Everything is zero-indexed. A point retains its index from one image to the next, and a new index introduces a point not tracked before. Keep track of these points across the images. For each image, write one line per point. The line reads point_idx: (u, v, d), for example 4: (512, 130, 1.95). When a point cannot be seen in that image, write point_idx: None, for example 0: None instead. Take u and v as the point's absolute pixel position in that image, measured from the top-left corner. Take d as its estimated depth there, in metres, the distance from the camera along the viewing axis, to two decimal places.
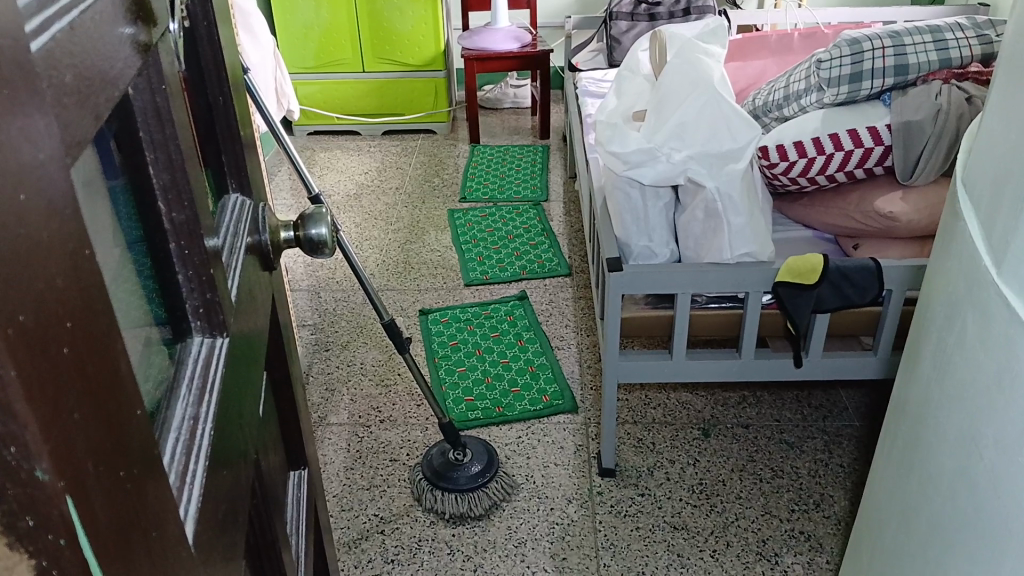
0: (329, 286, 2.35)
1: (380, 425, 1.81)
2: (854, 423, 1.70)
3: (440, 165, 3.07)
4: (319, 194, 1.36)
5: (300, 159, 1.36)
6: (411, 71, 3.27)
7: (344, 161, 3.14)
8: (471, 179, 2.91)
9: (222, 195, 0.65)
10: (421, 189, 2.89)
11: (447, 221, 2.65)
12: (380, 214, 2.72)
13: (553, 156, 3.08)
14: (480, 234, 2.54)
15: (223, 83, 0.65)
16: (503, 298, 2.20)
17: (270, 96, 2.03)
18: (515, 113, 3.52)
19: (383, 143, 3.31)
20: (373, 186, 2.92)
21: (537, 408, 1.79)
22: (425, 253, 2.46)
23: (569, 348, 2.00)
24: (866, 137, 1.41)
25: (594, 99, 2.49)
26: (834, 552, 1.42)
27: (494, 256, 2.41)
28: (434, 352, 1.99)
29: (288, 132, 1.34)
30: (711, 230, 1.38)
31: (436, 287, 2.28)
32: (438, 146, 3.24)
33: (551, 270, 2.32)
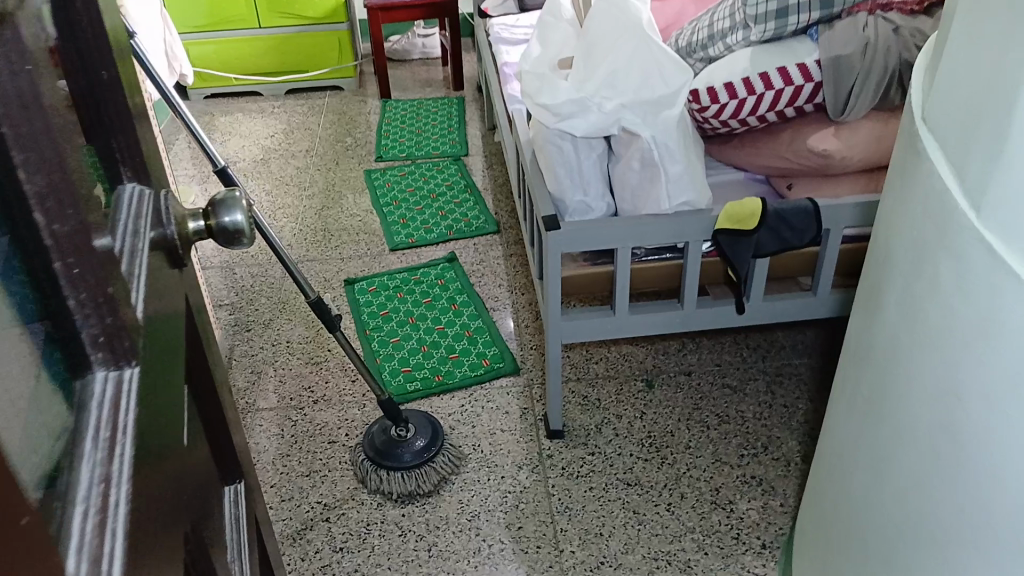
0: (243, 261, 2.22)
1: (314, 406, 1.73)
2: (795, 361, 1.72)
3: (351, 123, 2.93)
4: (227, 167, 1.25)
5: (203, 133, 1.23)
6: (310, 26, 3.09)
7: (247, 126, 2.99)
8: (385, 137, 2.79)
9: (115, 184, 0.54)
10: (333, 150, 2.76)
11: (364, 182, 2.54)
12: (291, 180, 2.59)
13: (469, 108, 2.97)
14: (402, 194, 2.44)
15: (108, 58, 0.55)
16: (432, 261, 2.12)
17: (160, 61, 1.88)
18: (425, 64, 3.39)
19: (288, 103, 3.14)
20: (280, 151, 2.78)
21: (478, 374, 1.74)
22: (344, 220, 2.36)
23: (506, 308, 1.94)
24: (795, 74, 1.37)
25: (509, 47, 2.39)
26: (787, 494, 1.42)
27: (418, 217, 2.32)
28: (365, 324, 1.92)
29: (191, 105, 1.21)
30: (649, 180, 1.32)
31: (360, 255, 2.19)
32: (347, 104, 3.09)
33: (479, 228, 2.24)
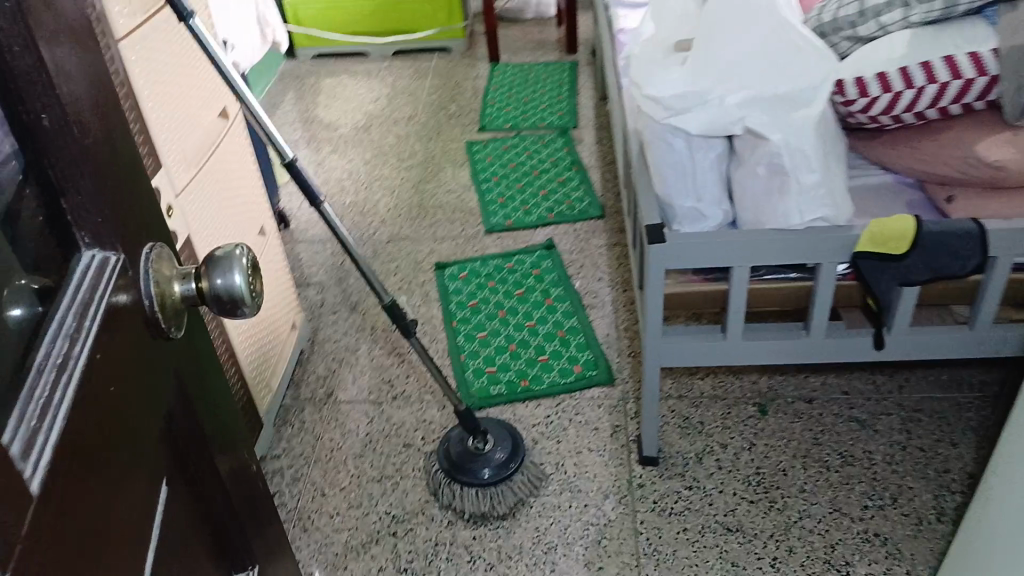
0: (336, 237, 2.15)
1: (392, 402, 1.62)
2: (937, 396, 1.47)
3: (456, 88, 2.80)
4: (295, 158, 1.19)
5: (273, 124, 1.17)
6: None
7: (352, 89, 2.92)
8: (491, 104, 2.64)
9: (43, 305, 0.44)
10: (436, 118, 2.64)
11: (464, 154, 2.41)
12: (392, 151, 2.50)
13: (582, 74, 2.77)
14: (502, 170, 2.30)
15: (65, 99, 0.44)
16: (529, 248, 1.97)
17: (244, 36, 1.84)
18: (539, 24, 3.20)
19: (396, 65, 3.04)
20: (383, 118, 2.70)
21: (567, 381, 1.59)
22: (440, 197, 2.24)
23: (603, 306, 1.77)
24: (965, 66, 1.12)
25: (628, 9, 2.17)
26: (919, 563, 1.21)
27: (518, 197, 2.18)
28: (452, 315, 1.81)
29: (260, 98, 1.15)
30: (775, 190, 1.12)
31: (454, 236, 2.08)
32: (454, 67, 2.95)
33: (581, 211, 2.07)
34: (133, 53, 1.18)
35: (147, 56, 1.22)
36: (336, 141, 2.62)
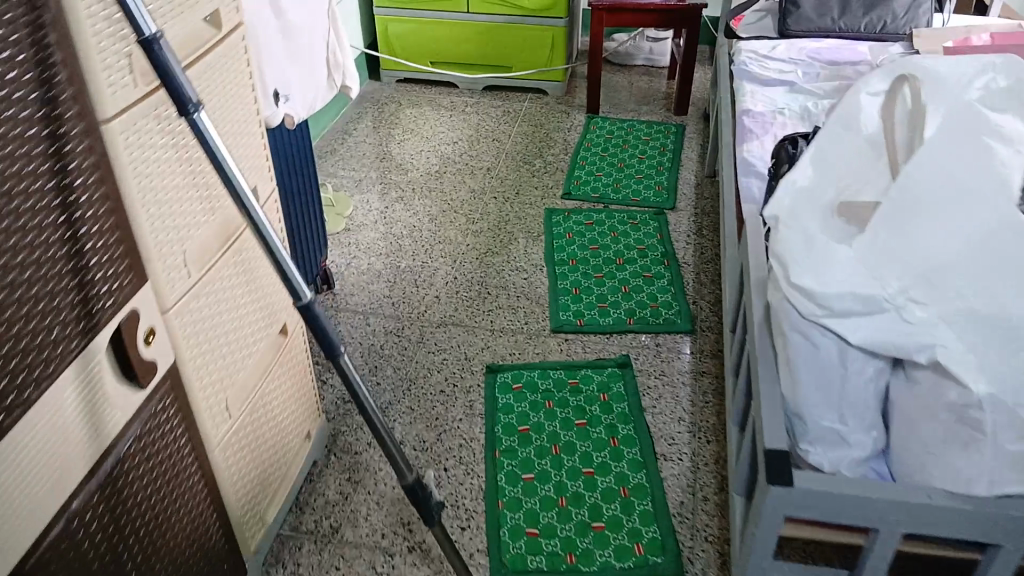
0: (381, 310, 1.89)
1: (407, 555, 1.38)
2: None
3: (545, 140, 2.52)
4: (307, 298, 0.89)
5: (283, 256, 0.86)
6: (525, 17, 2.65)
7: (431, 124, 2.64)
8: (581, 165, 2.33)
9: None
10: (517, 174, 2.35)
11: (542, 224, 2.10)
12: (462, 208, 2.23)
13: (688, 141, 2.44)
14: (582, 252, 1.97)
15: None
16: (599, 362, 1.65)
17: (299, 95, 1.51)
18: (648, 74, 2.88)
19: (483, 102, 2.75)
20: (459, 165, 2.42)
21: (623, 567, 1.26)
22: (507, 275, 1.94)
23: (680, 460, 1.44)
24: None
25: (756, 87, 1.84)
26: None
27: (595, 290, 1.85)
28: (496, 442, 1.51)
29: (275, 227, 0.84)
30: (956, 445, 0.78)
31: (513, 330, 1.78)
32: (546, 113, 2.66)
33: (667, 322, 1.73)
34: (124, 131, 0.88)
35: (139, 134, 0.91)
36: (404, 186, 2.35)
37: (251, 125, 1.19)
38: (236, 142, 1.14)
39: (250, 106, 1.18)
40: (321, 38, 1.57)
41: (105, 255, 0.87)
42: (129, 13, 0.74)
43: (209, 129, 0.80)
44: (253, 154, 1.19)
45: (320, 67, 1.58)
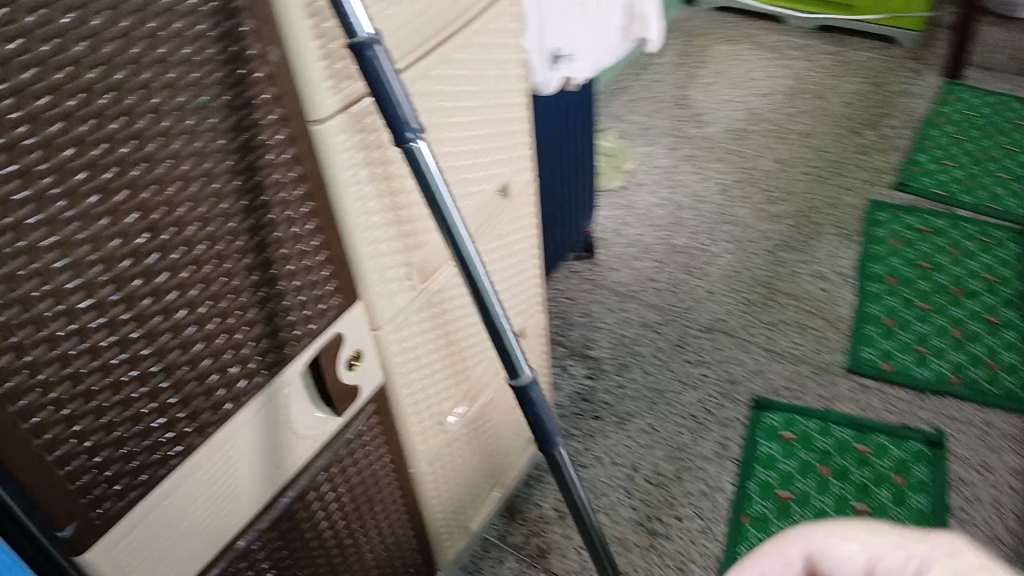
0: (647, 294, 1.70)
1: None
2: None
3: (884, 106, 2.09)
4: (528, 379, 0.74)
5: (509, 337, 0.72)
6: None
7: (744, 69, 2.24)
8: (923, 150, 1.95)
9: None
10: (837, 152, 1.99)
11: (864, 221, 1.82)
12: (763, 183, 1.93)
13: None
14: (907, 271, 1.69)
15: None
16: (899, 431, 1.40)
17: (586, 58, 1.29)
18: None
19: (813, 47, 2.29)
20: (769, 121, 2.07)
21: None
22: (801, 279, 1.72)
23: None
24: None
25: None
26: None
27: (914, 326, 1.59)
28: (747, 502, 1.31)
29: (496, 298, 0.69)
30: None
31: (798, 353, 1.58)
32: (889, 70, 2.18)
33: (1002, 392, 1.45)
34: (345, 138, 0.73)
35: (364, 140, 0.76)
36: (697, 144, 2.04)
37: (517, 120, 1.01)
38: (494, 144, 0.97)
39: (518, 99, 0.99)
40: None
41: (304, 274, 0.74)
42: (349, 23, 0.59)
43: (434, 172, 0.65)
44: (513, 153, 1.02)
45: (614, 20, 1.34)
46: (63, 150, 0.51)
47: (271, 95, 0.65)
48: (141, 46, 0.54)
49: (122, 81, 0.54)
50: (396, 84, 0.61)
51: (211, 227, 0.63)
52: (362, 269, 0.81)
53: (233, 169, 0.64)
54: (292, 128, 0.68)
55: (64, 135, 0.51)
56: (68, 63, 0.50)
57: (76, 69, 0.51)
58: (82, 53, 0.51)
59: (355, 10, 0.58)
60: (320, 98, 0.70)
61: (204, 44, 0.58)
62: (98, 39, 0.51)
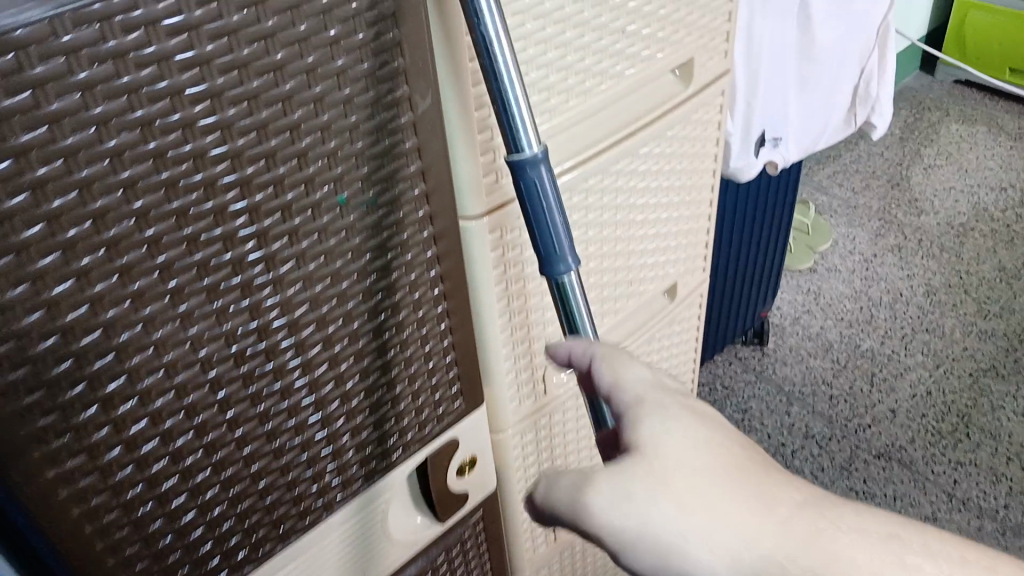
0: (817, 398, 1.56)
1: None
2: None
3: None
4: None
5: None
6: None
7: (980, 152, 1.99)
8: None
9: None
10: None
11: None
12: (978, 293, 1.69)
13: None
14: None
15: None
16: None
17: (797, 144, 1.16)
18: None
19: None
20: (998, 223, 1.82)
21: None
22: (1003, 417, 1.49)
23: None
24: None
25: None
26: None
27: None
28: None
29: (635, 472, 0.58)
30: None
31: (984, 506, 1.37)
32: None
33: None
34: (494, 238, 0.67)
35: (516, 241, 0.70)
36: (908, 232, 1.84)
37: (700, 218, 0.89)
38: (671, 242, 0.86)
39: (706, 196, 0.88)
40: (852, 58, 1.15)
41: (426, 376, 0.67)
42: (494, 73, 0.49)
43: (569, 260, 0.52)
44: (691, 252, 0.90)
45: (837, 94, 1.17)
46: (172, 246, 0.46)
47: (422, 190, 0.58)
48: (281, 140, 0.48)
49: (255, 177, 0.48)
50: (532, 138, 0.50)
51: (331, 327, 0.57)
52: (491, 366, 0.75)
53: (365, 268, 0.57)
54: (438, 226, 0.61)
55: (179, 232, 0.46)
56: (189, 157, 0.45)
57: (194, 163, 0.45)
58: (204, 148, 0.45)
59: (501, 45, 0.48)
60: (481, 191, 0.64)
61: (354, 137, 0.52)
62: (228, 133, 0.46)
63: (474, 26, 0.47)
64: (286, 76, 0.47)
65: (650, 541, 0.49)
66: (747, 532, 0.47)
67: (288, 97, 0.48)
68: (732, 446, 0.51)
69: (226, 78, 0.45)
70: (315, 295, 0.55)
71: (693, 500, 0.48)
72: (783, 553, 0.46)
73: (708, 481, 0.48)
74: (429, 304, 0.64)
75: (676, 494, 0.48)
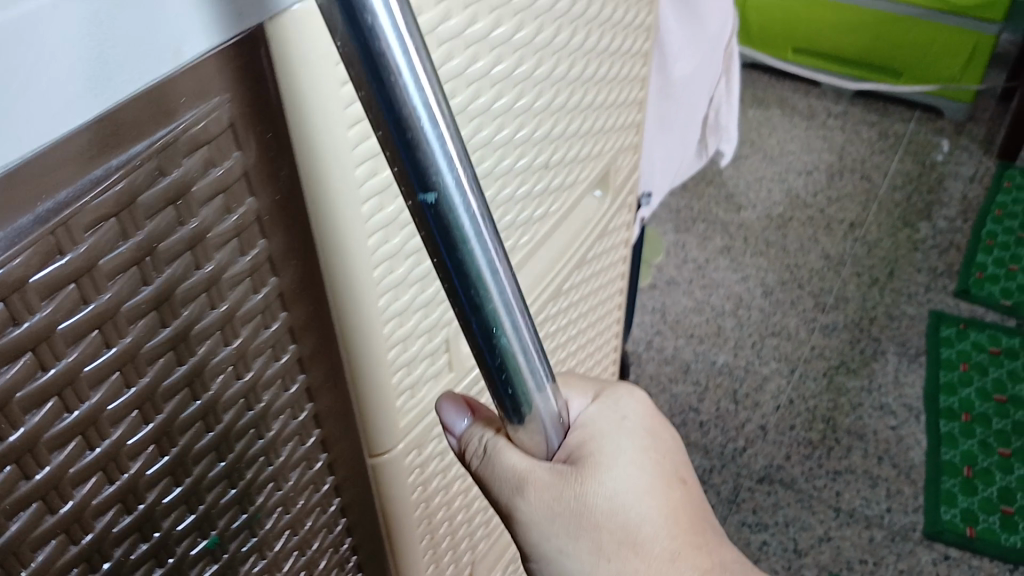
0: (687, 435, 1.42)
1: None
2: None
3: (940, 191, 1.84)
4: None
5: None
6: (941, 14, 1.90)
7: (777, 135, 1.99)
8: (987, 249, 1.72)
9: None
10: (892, 244, 1.73)
11: (927, 329, 1.58)
12: (812, 281, 1.66)
13: None
14: (983, 401, 1.47)
15: None
16: None
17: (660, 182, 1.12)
18: None
19: (854, 113, 2.05)
20: (812, 206, 1.80)
21: None
22: (865, 414, 1.46)
23: None
24: None
25: None
26: None
27: (998, 477, 1.36)
28: None
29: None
30: None
31: (871, 515, 1.33)
32: (940, 146, 1.96)
33: None
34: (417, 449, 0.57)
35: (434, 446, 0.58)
36: (732, 233, 1.76)
37: None
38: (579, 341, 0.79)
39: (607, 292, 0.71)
40: (705, 87, 1.11)
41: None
42: (445, 224, 0.34)
43: (543, 411, 0.43)
44: (601, 336, 0.85)
45: (691, 130, 1.14)
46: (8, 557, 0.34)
47: (295, 349, 0.44)
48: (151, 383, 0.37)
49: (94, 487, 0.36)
50: (504, 281, 0.37)
51: (194, 564, 0.44)
52: (394, 516, 0.59)
53: (230, 474, 0.43)
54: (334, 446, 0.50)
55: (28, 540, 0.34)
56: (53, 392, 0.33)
57: (29, 458, 0.33)
58: (36, 432, 0.33)
59: (492, 273, 0.36)
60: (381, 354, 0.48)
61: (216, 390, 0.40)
62: (71, 396, 0.34)
63: (422, 177, 0.32)
64: (188, 285, 0.36)
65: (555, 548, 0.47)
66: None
67: (148, 318, 0.35)
68: (686, 487, 0.49)
69: (76, 348, 0.33)
70: (165, 536, 0.41)
71: (616, 553, 0.46)
72: None
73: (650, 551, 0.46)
74: (309, 486, 0.50)
75: (608, 541, 0.46)
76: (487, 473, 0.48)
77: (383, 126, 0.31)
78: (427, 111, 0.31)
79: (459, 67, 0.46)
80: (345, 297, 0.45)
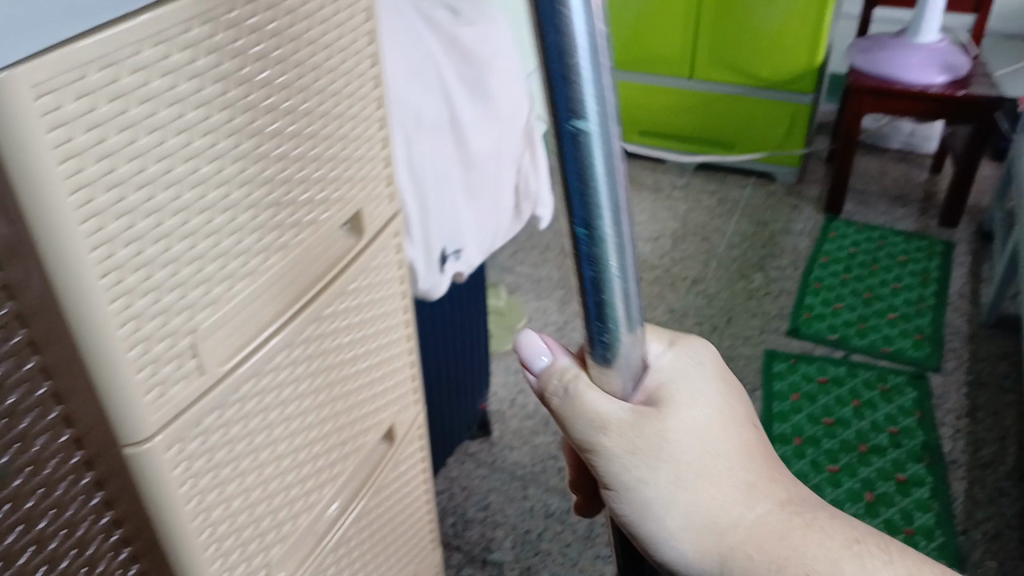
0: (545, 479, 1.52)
1: None
2: None
3: (772, 247, 2.07)
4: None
5: None
6: (758, 89, 2.18)
7: (629, 210, 2.22)
8: (813, 292, 1.92)
9: None
10: (730, 294, 1.93)
11: (761, 368, 1.75)
12: None
13: (960, 268, 2.01)
14: (812, 425, 1.61)
15: None
16: None
17: (477, 244, 1.18)
18: (906, 164, 2.48)
19: (695, 186, 2.30)
20: (659, 268, 2.01)
21: None
22: None
23: None
24: None
25: None
26: None
27: (828, 490, 1.48)
28: None
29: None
30: None
31: None
32: (773, 208, 2.20)
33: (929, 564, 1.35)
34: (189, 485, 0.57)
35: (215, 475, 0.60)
36: None
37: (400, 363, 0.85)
38: (365, 393, 0.78)
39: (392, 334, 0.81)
40: (510, 158, 1.21)
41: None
42: (583, 156, 0.39)
43: (627, 356, 0.49)
44: (397, 396, 0.85)
45: (504, 196, 1.23)
46: None
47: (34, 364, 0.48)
48: None
49: None
50: (613, 219, 0.42)
51: None
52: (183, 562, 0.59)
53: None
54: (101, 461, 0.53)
55: None
56: None
57: None
58: None
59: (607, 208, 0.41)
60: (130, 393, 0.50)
61: None
62: None
63: (571, 110, 0.37)
64: None
65: (634, 476, 0.54)
66: (717, 511, 0.54)
67: None
68: (750, 432, 0.58)
69: None
70: None
71: (698, 480, 0.54)
72: (755, 543, 0.54)
73: (714, 475, 0.55)
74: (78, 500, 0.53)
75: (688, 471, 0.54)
76: (569, 410, 0.54)
77: (548, 75, 0.37)
78: (591, 79, 0.37)
79: (179, 63, 0.47)
80: (76, 328, 0.47)
